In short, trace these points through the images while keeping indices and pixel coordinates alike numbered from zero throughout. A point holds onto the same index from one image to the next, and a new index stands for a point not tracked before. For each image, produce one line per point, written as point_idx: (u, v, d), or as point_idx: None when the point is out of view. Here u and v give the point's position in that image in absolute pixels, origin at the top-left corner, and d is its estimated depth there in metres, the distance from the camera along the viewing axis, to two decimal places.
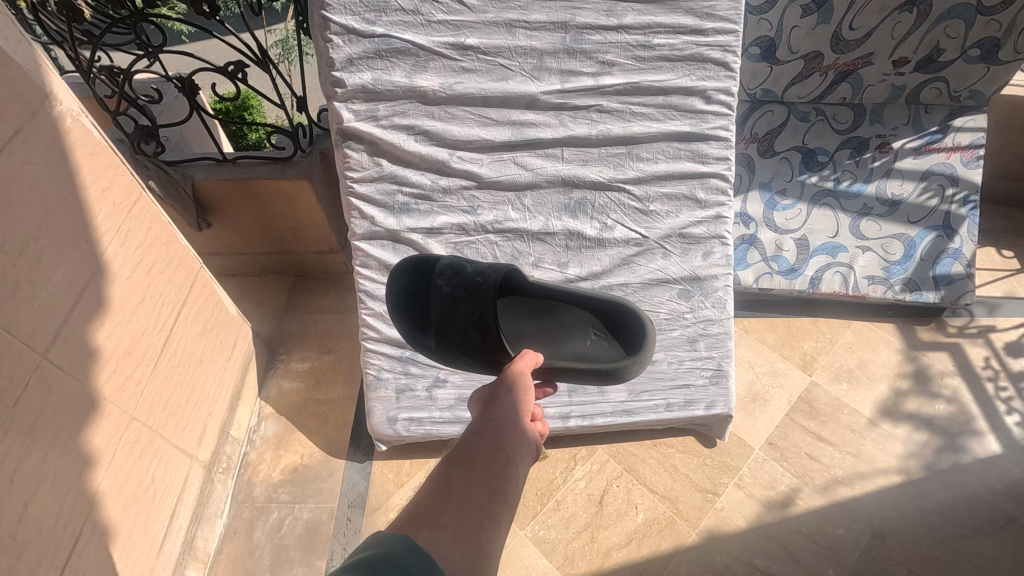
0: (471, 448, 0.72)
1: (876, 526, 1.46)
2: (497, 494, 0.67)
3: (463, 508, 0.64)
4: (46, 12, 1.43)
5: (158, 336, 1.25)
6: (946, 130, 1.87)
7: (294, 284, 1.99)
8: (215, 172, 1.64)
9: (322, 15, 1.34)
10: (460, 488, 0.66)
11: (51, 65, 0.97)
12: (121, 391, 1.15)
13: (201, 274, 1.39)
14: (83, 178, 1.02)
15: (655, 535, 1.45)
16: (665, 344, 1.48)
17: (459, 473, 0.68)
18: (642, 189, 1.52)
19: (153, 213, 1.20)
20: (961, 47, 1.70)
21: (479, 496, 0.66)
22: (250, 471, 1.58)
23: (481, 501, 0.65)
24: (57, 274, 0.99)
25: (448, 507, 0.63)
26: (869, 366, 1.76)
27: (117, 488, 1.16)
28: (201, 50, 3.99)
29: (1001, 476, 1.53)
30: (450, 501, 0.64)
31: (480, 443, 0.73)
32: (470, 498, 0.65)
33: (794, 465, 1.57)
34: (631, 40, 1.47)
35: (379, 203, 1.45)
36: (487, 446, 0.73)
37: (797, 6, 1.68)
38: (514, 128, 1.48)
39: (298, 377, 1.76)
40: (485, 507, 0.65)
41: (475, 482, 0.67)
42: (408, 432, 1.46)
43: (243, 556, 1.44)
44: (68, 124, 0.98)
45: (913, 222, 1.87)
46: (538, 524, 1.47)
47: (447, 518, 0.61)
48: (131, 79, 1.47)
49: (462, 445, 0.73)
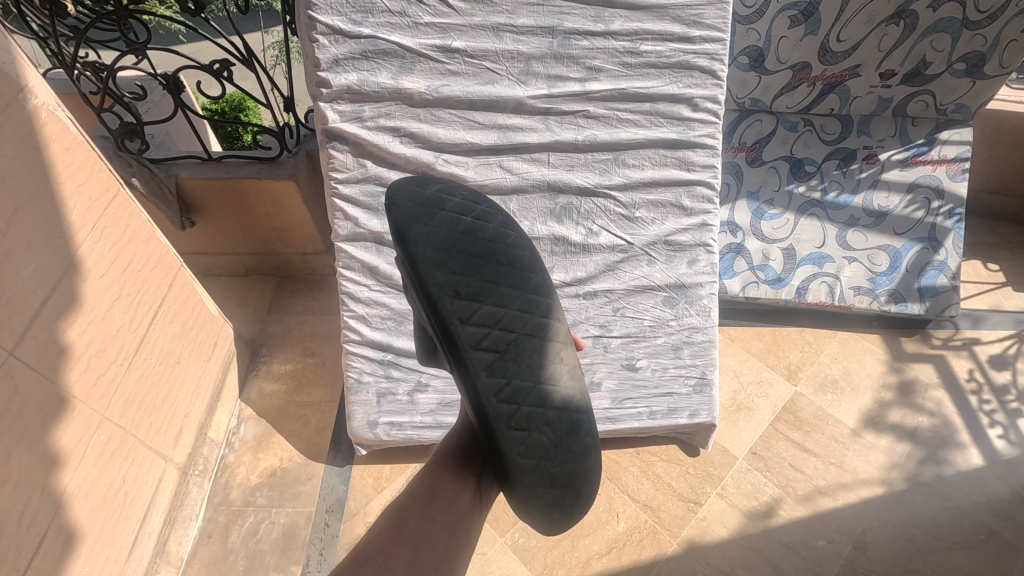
0: (434, 482, 0.88)
1: (858, 539, 1.45)
2: (449, 531, 0.84)
3: (413, 545, 0.82)
4: (30, 7, 1.41)
5: (132, 335, 1.23)
6: (932, 142, 1.88)
7: (279, 285, 1.97)
8: (199, 170, 1.63)
9: (309, 15, 1.34)
10: (413, 528, 0.84)
11: (27, 58, 0.96)
12: (94, 390, 1.13)
13: (182, 273, 1.37)
14: (58, 173, 1.00)
15: (635, 544, 1.43)
16: (649, 351, 1.48)
17: (414, 511, 0.86)
18: (628, 195, 1.51)
19: (132, 210, 1.18)
20: (947, 60, 1.72)
21: (432, 535, 0.84)
22: (227, 474, 1.55)
23: (432, 539, 0.83)
24: (27, 269, 0.97)
25: (398, 548, 0.81)
26: (854, 377, 1.76)
27: (86, 489, 1.14)
28: (195, 51, 4.03)
29: (983, 490, 1.53)
30: (402, 541, 0.82)
31: (444, 477, 0.88)
32: (421, 536, 0.83)
33: (777, 475, 1.56)
34: (618, 46, 1.48)
35: (363, 204, 1.43)
36: (449, 479, 0.88)
37: (786, 17, 1.68)
38: (501, 132, 1.47)
39: (279, 379, 1.73)
40: (436, 545, 0.83)
41: (430, 520, 0.85)
42: (389, 436, 1.44)
43: (217, 561, 1.42)
44: (44, 117, 0.97)
45: (899, 233, 1.88)
46: (518, 532, 1.45)
47: (393, 561, 0.80)
48: (115, 76, 1.45)
49: (426, 477, 0.89)
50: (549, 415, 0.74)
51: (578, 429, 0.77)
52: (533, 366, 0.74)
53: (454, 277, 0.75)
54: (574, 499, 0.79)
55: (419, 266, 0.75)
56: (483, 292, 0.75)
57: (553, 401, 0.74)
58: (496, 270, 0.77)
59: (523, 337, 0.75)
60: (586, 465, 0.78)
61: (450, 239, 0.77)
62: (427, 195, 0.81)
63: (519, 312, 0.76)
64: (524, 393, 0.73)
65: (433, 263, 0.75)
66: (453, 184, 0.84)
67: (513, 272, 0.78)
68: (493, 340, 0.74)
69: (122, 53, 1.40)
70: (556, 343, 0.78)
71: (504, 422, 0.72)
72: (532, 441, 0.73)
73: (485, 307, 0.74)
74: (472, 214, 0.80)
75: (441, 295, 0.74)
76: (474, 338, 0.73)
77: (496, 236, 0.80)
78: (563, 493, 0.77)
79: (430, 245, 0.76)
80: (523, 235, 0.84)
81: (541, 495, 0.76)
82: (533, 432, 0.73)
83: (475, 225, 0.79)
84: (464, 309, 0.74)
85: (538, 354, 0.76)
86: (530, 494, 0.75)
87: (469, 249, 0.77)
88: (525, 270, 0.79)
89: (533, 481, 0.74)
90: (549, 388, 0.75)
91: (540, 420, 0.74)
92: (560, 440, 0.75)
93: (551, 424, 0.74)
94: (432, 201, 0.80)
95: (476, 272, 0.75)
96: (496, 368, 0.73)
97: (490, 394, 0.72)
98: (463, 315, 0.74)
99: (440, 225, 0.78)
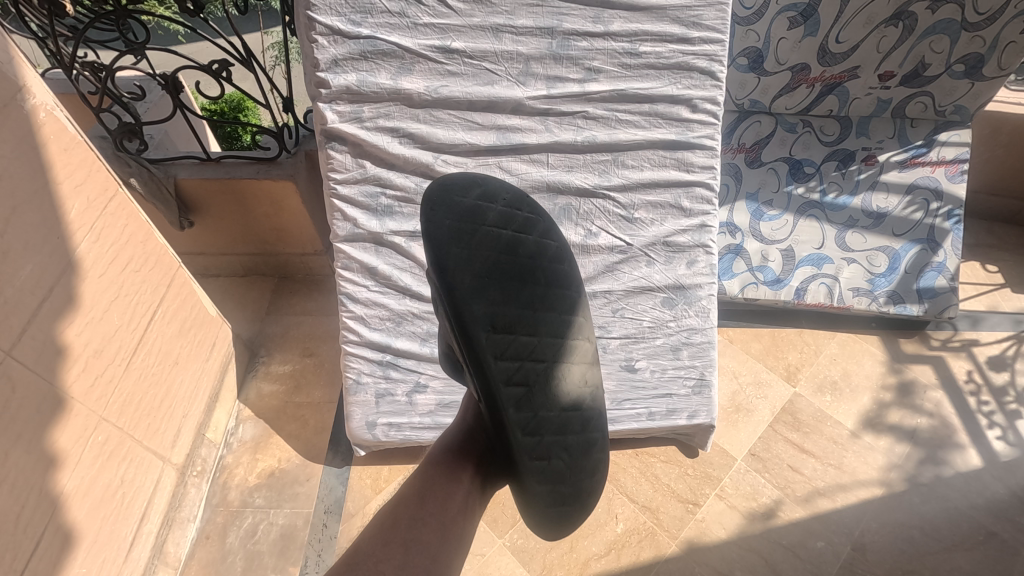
0: (426, 484, 0.88)
1: (857, 540, 1.45)
2: (441, 532, 0.84)
3: (405, 547, 0.82)
4: (28, 6, 1.41)
5: (130, 336, 1.22)
6: (931, 144, 1.88)
7: (277, 286, 1.97)
8: (199, 170, 1.63)
9: (307, 15, 1.34)
10: (404, 530, 0.84)
11: (24, 58, 0.96)
12: (90, 391, 1.13)
13: (180, 273, 1.37)
14: (56, 173, 1.00)
15: (634, 545, 1.43)
16: (648, 352, 1.47)
17: (406, 513, 0.86)
18: (627, 197, 1.51)
19: (130, 210, 1.18)
20: (946, 62, 1.72)
21: (424, 537, 0.83)
22: (225, 475, 1.55)
23: (425, 540, 0.83)
24: (25, 269, 0.97)
25: (390, 551, 0.81)
26: (853, 378, 1.76)
27: (83, 490, 1.13)
28: (194, 51, 4.03)
29: (982, 492, 1.53)
30: (393, 543, 0.82)
31: (436, 478, 0.88)
32: (413, 537, 0.83)
33: (776, 477, 1.56)
34: (617, 47, 1.48)
35: (361, 205, 1.43)
36: (442, 480, 0.88)
37: (784, 18, 1.69)
38: (499, 132, 1.47)
39: (278, 380, 1.73)
40: (427, 546, 0.83)
41: (421, 522, 0.85)
42: (387, 437, 1.43)
43: (215, 562, 1.42)
44: (42, 117, 0.97)
45: (898, 235, 1.88)
46: (517, 533, 1.45)
47: (384, 564, 0.80)
48: (114, 75, 1.45)
49: (418, 479, 0.89)
50: (569, 441, 0.76)
51: (592, 448, 0.79)
52: (560, 392, 0.75)
53: (494, 307, 0.71)
54: (580, 510, 0.83)
55: (456, 292, 0.70)
56: (520, 322, 0.72)
57: (573, 427, 0.76)
58: (533, 293, 0.75)
59: (552, 365, 0.75)
60: (594, 480, 0.81)
61: (489, 263, 0.72)
62: (465, 206, 0.76)
63: (551, 339, 0.75)
64: (548, 425, 0.74)
65: (472, 292, 0.70)
66: (495, 188, 0.79)
67: (549, 294, 0.76)
68: (526, 373, 0.72)
69: (121, 53, 1.40)
70: (580, 364, 0.79)
71: (526, 453, 0.73)
72: (550, 470, 0.75)
73: (521, 338, 0.72)
74: (512, 227, 0.77)
75: (479, 329, 0.70)
76: (507, 373, 0.71)
77: (534, 255, 0.77)
78: (569, 508, 0.80)
79: (469, 269, 0.71)
80: (561, 247, 0.82)
81: (552, 513, 0.79)
82: (554, 460, 0.75)
83: (516, 240, 0.76)
84: (500, 343, 0.71)
85: (564, 380, 0.76)
86: (539, 513, 0.78)
87: (510, 272, 0.73)
88: (560, 290, 0.78)
89: (544, 503, 0.77)
90: (570, 413, 0.76)
91: (559, 448, 0.75)
92: (575, 463, 0.77)
93: (570, 450, 0.76)
94: (470, 215, 0.75)
95: (516, 299, 0.72)
96: (525, 403, 0.72)
97: (518, 427, 0.72)
98: (499, 350, 0.70)
99: (479, 245, 0.73)
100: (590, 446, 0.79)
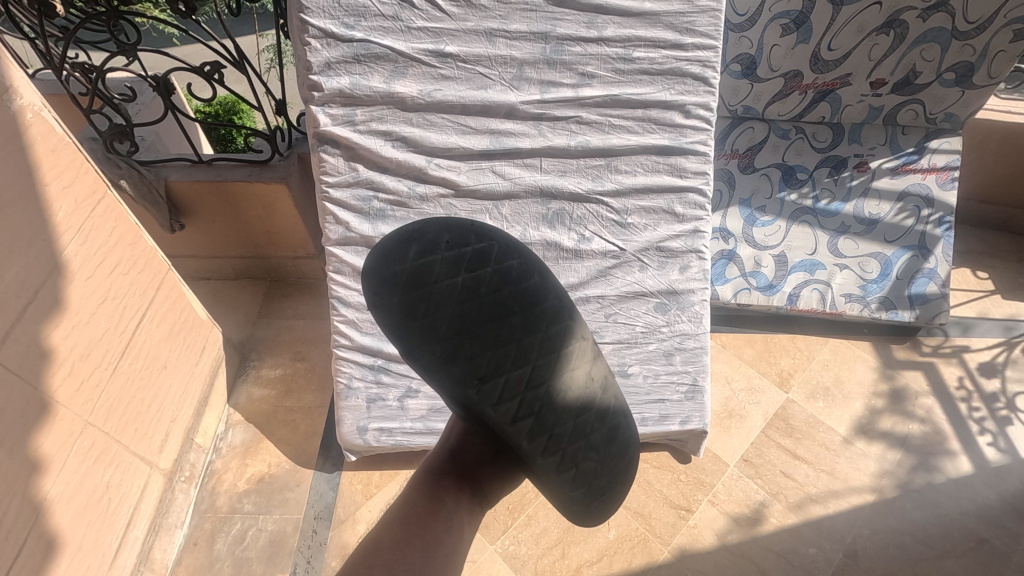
0: (409, 508, 0.88)
1: (849, 546, 1.45)
2: (425, 550, 0.83)
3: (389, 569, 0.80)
4: (18, 7, 1.39)
5: (119, 339, 1.21)
6: (922, 151, 1.90)
7: (269, 289, 1.95)
8: (190, 172, 1.61)
9: (300, 18, 1.33)
10: (387, 553, 0.82)
11: (9, 58, 0.94)
12: (77, 395, 1.11)
13: (170, 276, 1.35)
14: (43, 174, 0.99)
15: (627, 552, 1.42)
16: (641, 358, 1.47)
17: (389, 537, 0.84)
18: (620, 201, 1.51)
19: (120, 212, 1.17)
20: (937, 70, 1.73)
21: (408, 557, 0.82)
22: (214, 480, 1.53)
23: (410, 560, 0.82)
24: (9, 271, 0.96)
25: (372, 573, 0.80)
26: (845, 384, 1.76)
27: (68, 496, 1.12)
28: (189, 53, 4.03)
29: (973, 498, 1.53)
30: (374, 565, 0.81)
31: (419, 501, 0.89)
32: (398, 559, 0.81)
33: (768, 482, 1.55)
34: (611, 52, 1.48)
35: (354, 208, 1.42)
36: (426, 502, 0.88)
37: (777, 25, 1.70)
38: (493, 137, 1.47)
39: (268, 385, 1.71)
40: (412, 565, 0.81)
41: (405, 544, 0.83)
42: (378, 442, 1.42)
43: (203, 569, 1.40)
44: (29, 118, 0.95)
45: (889, 241, 1.89)
46: (508, 539, 1.44)
47: None
48: (105, 76, 1.43)
49: (403, 505, 0.89)
50: (594, 440, 0.79)
51: (619, 434, 0.82)
52: (569, 402, 0.77)
53: (471, 360, 0.74)
54: (623, 488, 0.86)
55: (434, 364, 0.75)
56: (503, 362, 0.74)
57: (592, 426, 0.78)
58: (509, 326, 0.75)
59: (553, 382, 0.76)
60: (627, 462, 0.85)
61: (456, 322, 0.74)
62: (410, 270, 0.74)
63: (544, 358, 0.76)
64: (567, 437, 0.76)
65: (447, 358, 0.74)
66: (432, 236, 0.76)
67: (529, 318, 0.76)
68: (527, 405, 0.74)
69: (112, 54, 1.39)
70: (585, 363, 0.80)
71: (554, 469, 0.77)
72: (583, 472, 0.78)
73: (511, 375, 0.74)
74: (465, 268, 0.75)
75: (466, 388, 0.74)
76: (510, 411, 0.74)
77: (498, 285, 0.76)
78: (614, 493, 0.84)
79: (435, 338, 0.74)
80: (523, 261, 0.79)
81: (599, 505, 0.83)
82: (582, 465, 0.78)
83: (473, 281, 0.75)
84: (492, 390, 0.74)
85: (570, 388, 0.77)
86: (587, 511, 0.83)
87: (476, 319, 0.74)
88: (538, 308, 0.77)
89: (588, 502, 0.81)
90: (586, 414, 0.78)
91: (586, 451, 0.78)
92: (606, 456, 0.80)
93: (597, 448, 0.79)
94: (420, 280, 0.74)
95: (491, 342, 0.74)
96: (537, 429, 0.75)
97: (536, 452, 0.76)
98: (493, 398, 0.74)
99: (438, 305, 0.74)
100: (615, 433, 0.81)
